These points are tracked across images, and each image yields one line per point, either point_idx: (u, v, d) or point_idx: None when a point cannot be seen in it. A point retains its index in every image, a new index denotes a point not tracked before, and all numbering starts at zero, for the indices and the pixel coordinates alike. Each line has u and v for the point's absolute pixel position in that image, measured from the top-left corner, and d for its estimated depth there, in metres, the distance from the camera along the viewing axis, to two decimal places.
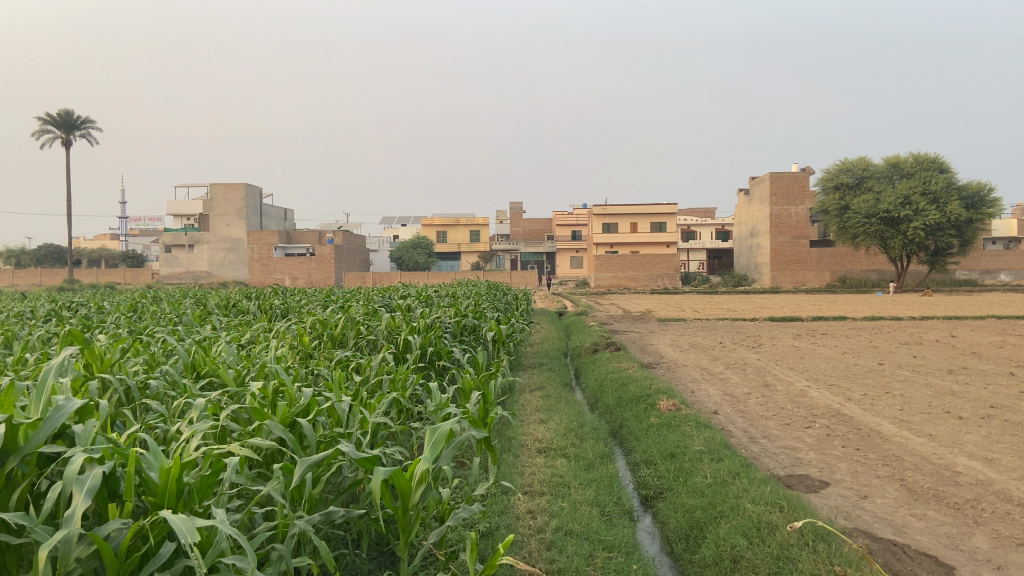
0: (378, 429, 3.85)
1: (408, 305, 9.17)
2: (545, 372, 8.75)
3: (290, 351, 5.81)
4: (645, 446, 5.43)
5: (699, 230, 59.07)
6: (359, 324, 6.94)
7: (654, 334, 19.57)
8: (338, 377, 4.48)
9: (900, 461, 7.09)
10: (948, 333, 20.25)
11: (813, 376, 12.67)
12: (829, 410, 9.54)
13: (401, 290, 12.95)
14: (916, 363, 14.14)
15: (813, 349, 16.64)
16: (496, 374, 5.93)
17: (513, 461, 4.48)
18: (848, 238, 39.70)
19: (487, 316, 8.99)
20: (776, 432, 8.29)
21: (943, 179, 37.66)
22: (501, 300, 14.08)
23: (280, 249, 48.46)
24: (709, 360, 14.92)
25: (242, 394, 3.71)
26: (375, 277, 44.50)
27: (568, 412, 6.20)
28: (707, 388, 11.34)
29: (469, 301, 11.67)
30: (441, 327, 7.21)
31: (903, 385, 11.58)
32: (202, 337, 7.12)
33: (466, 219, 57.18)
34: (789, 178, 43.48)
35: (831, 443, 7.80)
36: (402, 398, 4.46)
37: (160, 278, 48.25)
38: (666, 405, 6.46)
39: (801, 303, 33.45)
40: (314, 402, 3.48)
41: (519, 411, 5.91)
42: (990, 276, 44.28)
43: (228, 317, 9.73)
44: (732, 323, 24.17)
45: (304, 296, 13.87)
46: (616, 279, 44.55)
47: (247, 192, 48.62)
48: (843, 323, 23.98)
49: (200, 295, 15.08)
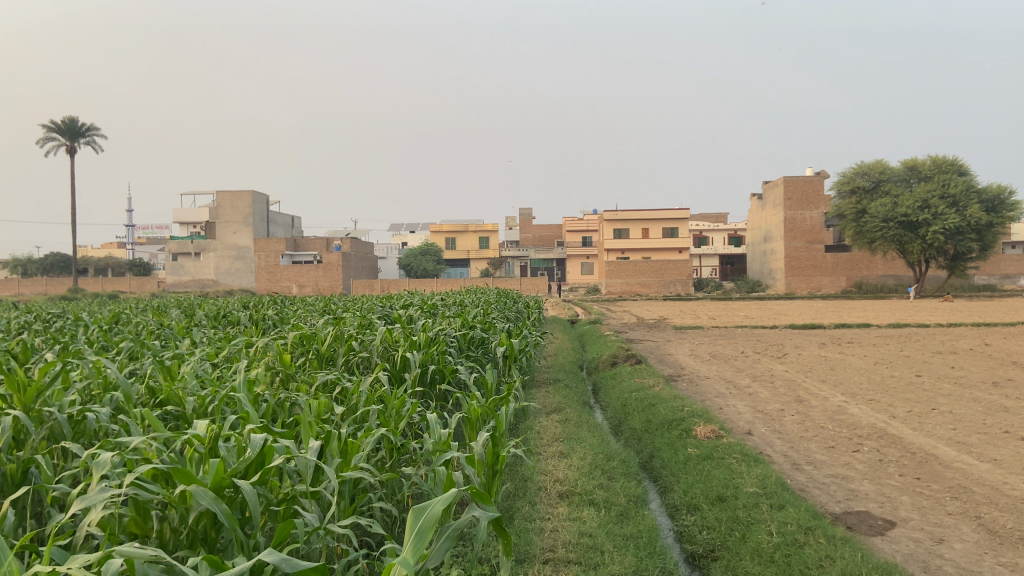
0: (356, 484, 3.01)
1: (410, 316, 8.36)
2: (562, 390, 7.86)
3: (268, 373, 5.03)
4: (686, 485, 4.60)
5: (710, 236, 58.12)
6: (351, 337, 6.13)
7: (671, 343, 18.63)
8: (311, 417, 3.64)
9: (969, 493, 6.19)
10: (980, 341, 19.28)
11: (848, 389, 11.76)
12: (875, 430, 8.63)
13: (405, 299, 12.08)
14: (956, 375, 13.19)
15: (842, 360, 15.70)
16: (506, 397, 5.14)
17: (530, 515, 3.66)
18: (864, 243, 38.67)
19: (496, 328, 8.13)
20: (822, 457, 7.40)
21: (963, 182, 36.61)
22: (512, 308, 13.22)
23: (288, 257, 47.73)
24: (733, 371, 14.03)
25: (177, 438, 2.87)
26: (383, 284, 43.78)
27: (592, 442, 5.34)
28: (735, 404, 10.42)
29: (476, 310, 10.84)
30: (445, 343, 6.38)
31: (949, 400, 10.62)
32: (172, 354, 6.35)
33: (476, 226, 56.39)
34: (803, 182, 42.54)
35: (886, 470, 6.93)
36: (393, 434, 3.65)
37: (167, 286, 47.62)
38: (704, 432, 5.59)
39: (819, 310, 32.47)
40: (267, 450, 2.63)
41: (534, 443, 5.09)
42: (1009, 281, 43.16)
43: (216, 330, 8.93)
44: (750, 330, 23.23)
45: (300, 305, 13.08)
46: (628, 285, 43.60)
47: (255, 199, 47.95)
48: (866, 330, 23.01)
49: (195, 305, 14.30)
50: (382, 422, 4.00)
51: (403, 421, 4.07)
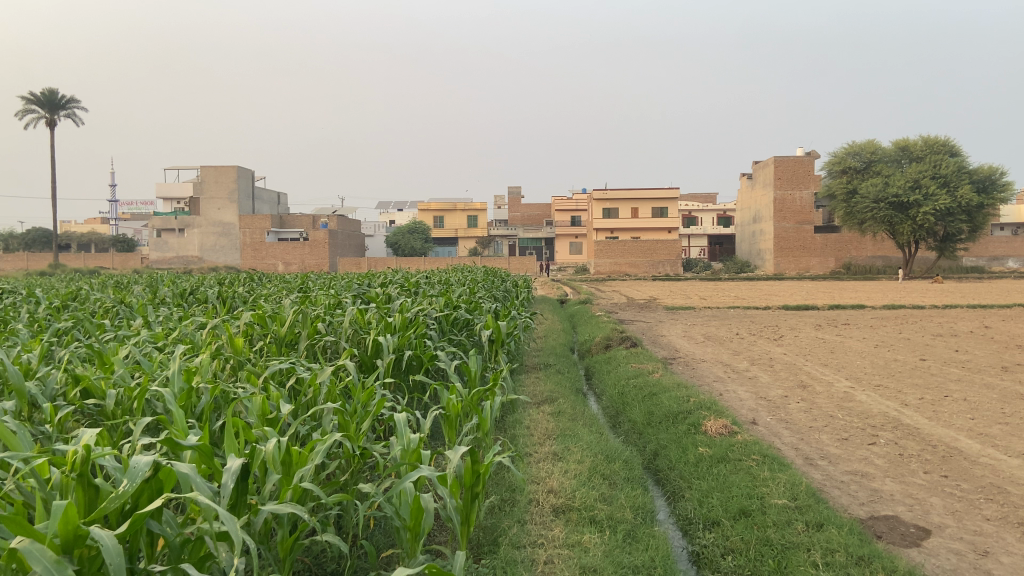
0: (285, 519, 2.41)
1: (387, 294, 7.67)
2: (552, 377, 7.20)
3: (216, 358, 4.37)
4: (702, 492, 3.98)
5: (700, 216, 57.54)
6: (317, 318, 5.46)
7: (664, 325, 17.98)
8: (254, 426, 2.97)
9: (1004, 493, 5.57)
10: (979, 323, 18.76)
11: (853, 374, 11.15)
12: (888, 420, 8.03)
13: (388, 277, 11.38)
14: (962, 359, 12.60)
15: (842, 342, 15.13)
16: (493, 388, 4.50)
17: (518, 538, 3.01)
18: (855, 224, 38.11)
19: (482, 308, 7.44)
20: (835, 450, 6.79)
21: (954, 163, 36.02)
22: (500, 287, 12.51)
23: (273, 234, 46.76)
24: (729, 353, 13.45)
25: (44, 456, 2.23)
26: (371, 262, 42.92)
27: (590, 440, 4.67)
28: (736, 390, 9.79)
29: (461, 288, 10.14)
30: (423, 324, 5.73)
31: (961, 386, 10.03)
32: (112, 336, 5.65)
33: (463, 204, 55.47)
34: (794, 162, 41.95)
35: (908, 466, 6.31)
36: (352, 441, 3.00)
37: (150, 263, 46.59)
38: (715, 428, 4.95)
39: (811, 291, 31.85)
40: (149, 477, 2.04)
41: (525, 442, 4.43)
42: (997, 263, 42.85)
43: (179, 308, 8.22)
44: (743, 311, 22.65)
45: (275, 283, 12.35)
46: (617, 266, 42.90)
47: (239, 174, 46.82)
48: (860, 312, 22.47)
49: (168, 281, 13.50)
50: (341, 424, 3.34)
51: (368, 423, 3.40)
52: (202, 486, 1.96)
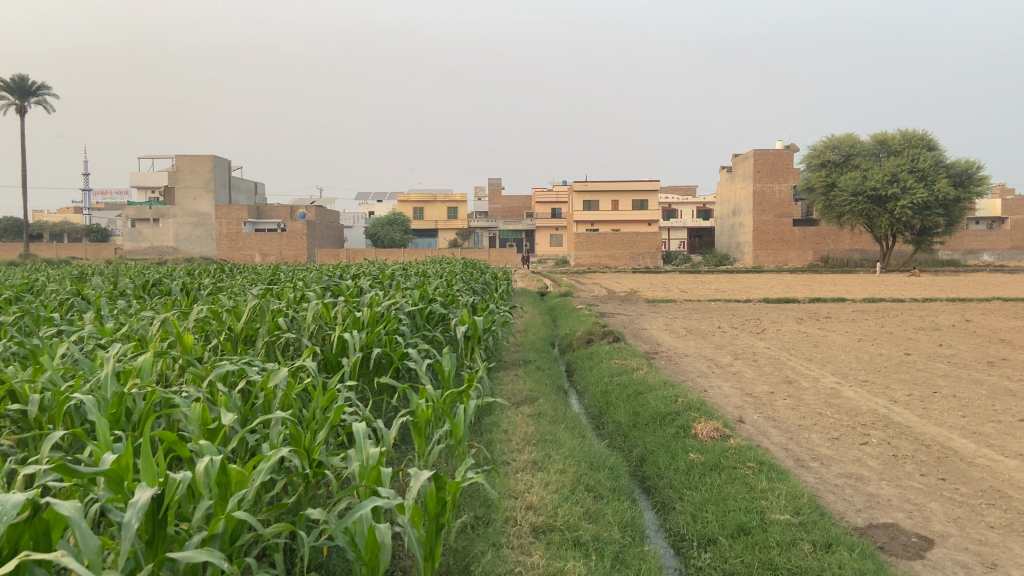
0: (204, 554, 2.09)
1: (359, 287, 7.28)
2: (531, 374, 6.85)
3: (162, 357, 3.96)
4: (697, 505, 3.65)
5: (680, 208, 57.47)
6: (277, 312, 5.06)
7: (645, 318, 17.71)
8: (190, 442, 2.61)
9: (1006, 498, 5.30)
10: (959, 317, 18.68)
11: (838, 369, 10.89)
12: (877, 418, 7.77)
13: (363, 268, 10.97)
14: (947, 354, 12.42)
15: (824, 336, 14.92)
16: (468, 389, 4.14)
17: (493, 567, 2.65)
18: (834, 217, 38.11)
19: (460, 302, 7.05)
20: (827, 451, 6.49)
21: (931, 157, 36.08)
22: (479, 280, 12.13)
23: (249, 225, 45.96)
24: (711, 347, 13.19)
25: None
26: (349, 254, 42.31)
27: (572, 445, 4.33)
28: (721, 386, 9.48)
29: (438, 281, 9.74)
30: (394, 319, 5.36)
31: (948, 382, 9.81)
32: (53, 332, 5.19)
33: (443, 196, 54.91)
34: (773, 155, 41.89)
35: (903, 468, 6.03)
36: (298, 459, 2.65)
37: (123, 253, 45.62)
38: (706, 431, 4.62)
39: (790, 284, 31.78)
40: (29, 508, 1.74)
41: (502, 450, 4.06)
42: (973, 256, 43.15)
43: (138, 301, 7.77)
44: (724, 304, 22.45)
45: (245, 274, 11.87)
46: (597, 258, 42.64)
47: (215, 163, 45.94)
48: (841, 305, 22.34)
49: (135, 272, 13.04)
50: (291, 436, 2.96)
51: (323, 435, 3.02)
52: (88, 534, 1.64)
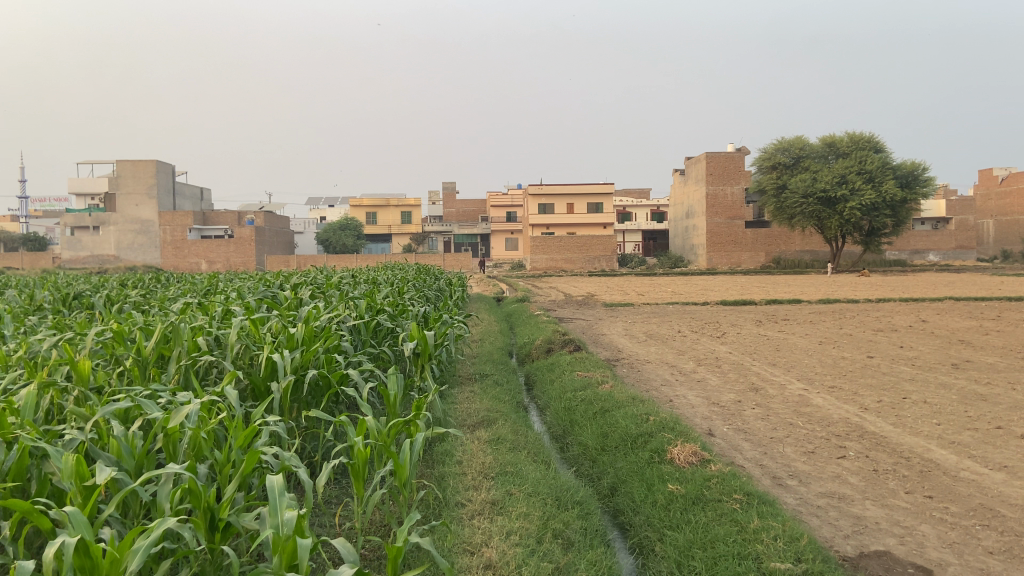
0: None
1: (298, 298, 6.67)
2: (488, 391, 6.32)
3: (50, 389, 3.38)
4: (680, 552, 3.17)
5: (634, 211, 57.50)
6: (199, 331, 4.50)
7: (603, 323, 17.33)
8: (50, 515, 2.12)
9: (1000, 518, 4.95)
10: (915, 317, 18.69)
11: (803, 374, 10.58)
12: (851, 427, 7.43)
13: (308, 276, 10.33)
14: (909, 356, 12.22)
15: (785, 339, 14.68)
16: (418, 418, 3.61)
17: None
18: (785, 219, 38.37)
19: (410, 313, 6.50)
20: (803, 466, 6.10)
21: (879, 159, 36.57)
22: (432, 287, 11.56)
23: (195, 231, 44.55)
24: (673, 353, 12.84)
25: None
26: (299, 260, 41.26)
27: (535, 478, 3.83)
28: (686, 395, 9.06)
29: (388, 288, 9.17)
30: (336, 335, 4.83)
31: (916, 387, 9.54)
32: None
33: (397, 200, 54.06)
34: (725, 158, 42.07)
35: (887, 485, 5.65)
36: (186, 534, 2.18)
37: (62, 263, 43.88)
38: (683, 455, 4.16)
39: (745, 285, 31.82)
40: None
41: (456, 488, 3.53)
42: (919, 256, 43.99)
43: (53, 317, 7.04)
44: (682, 307, 22.20)
45: (179, 284, 11.07)
46: (552, 261, 42.26)
47: (158, 168, 44.38)
48: (798, 306, 22.28)
49: (61, 283, 12.13)
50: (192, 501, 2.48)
51: (226, 496, 2.53)
52: None
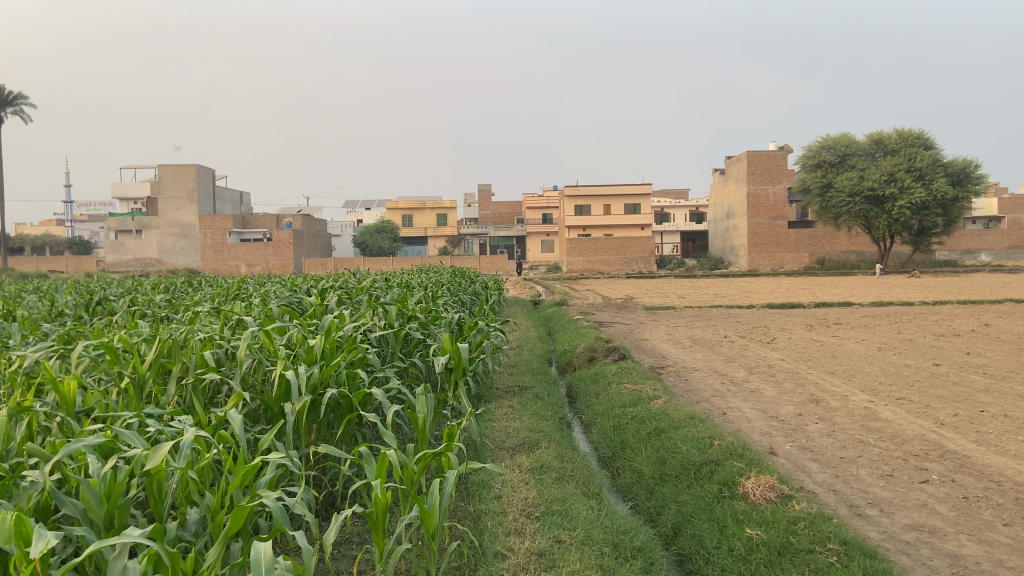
0: None
1: (324, 305, 6.18)
2: (528, 406, 5.76)
3: (25, 414, 2.91)
4: None
5: (672, 212, 56.45)
6: (205, 344, 4.01)
7: (645, 327, 16.66)
8: None
9: None
10: (976, 321, 17.60)
11: (866, 384, 9.82)
12: (928, 445, 6.73)
13: (337, 280, 9.90)
14: (978, 364, 11.34)
15: (839, 345, 13.85)
16: (451, 449, 3.07)
17: None
18: (830, 219, 37.12)
19: (443, 320, 6.00)
20: (881, 493, 5.44)
21: (929, 156, 35.16)
22: (467, 291, 11.02)
23: (235, 234, 44.75)
24: (721, 359, 12.16)
25: None
26: (335, 262, 41.13)
27: (588, 518, 3.28)
28: (740, 408, 8.40)
29: (420, 292, 8.68)
30: (361, 347, 4.33)
31: (993, 399, 8.73)
32: None
33: (433, 202, 53.80)
34: (767, 157, 40.92)
35: (982, 515, 4.97)
36: None
37: (107, 267, 44.68)
38: (758, 490, 3.56)
39: (790, 287, 30.77)
40: None
41: (494, 532, 3.00)
42: (970, 256, 42.28)
43: (67, 326, 6.67)
44: (727, 310, 21.37)
45: (208, 288, 10.73)
46: (590, 263, 41.48)
47: (199, 173, 44.69)
48: (849, 309, 21.29)
49: (93, 287, 11.88)
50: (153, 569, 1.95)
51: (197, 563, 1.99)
52: None
